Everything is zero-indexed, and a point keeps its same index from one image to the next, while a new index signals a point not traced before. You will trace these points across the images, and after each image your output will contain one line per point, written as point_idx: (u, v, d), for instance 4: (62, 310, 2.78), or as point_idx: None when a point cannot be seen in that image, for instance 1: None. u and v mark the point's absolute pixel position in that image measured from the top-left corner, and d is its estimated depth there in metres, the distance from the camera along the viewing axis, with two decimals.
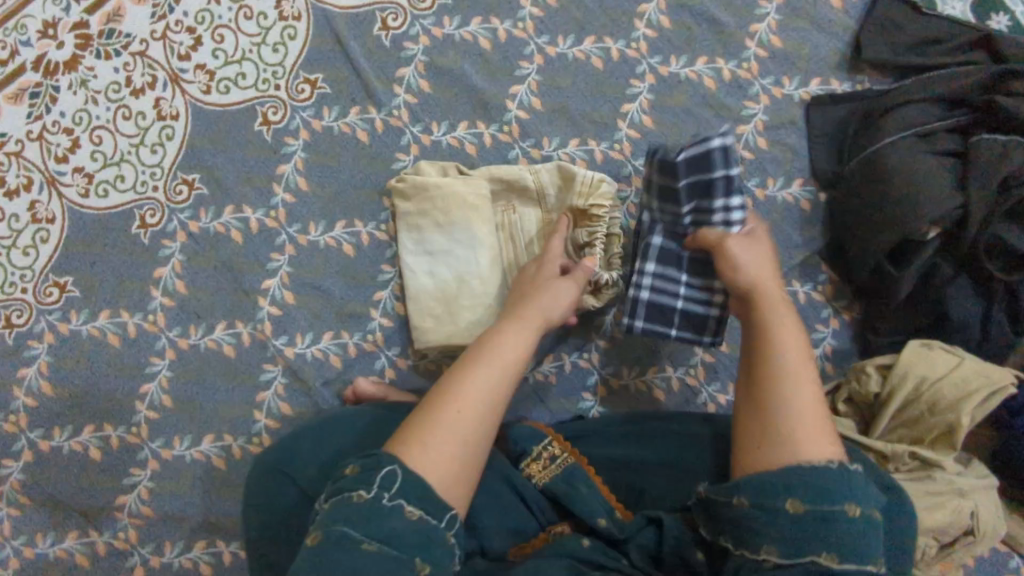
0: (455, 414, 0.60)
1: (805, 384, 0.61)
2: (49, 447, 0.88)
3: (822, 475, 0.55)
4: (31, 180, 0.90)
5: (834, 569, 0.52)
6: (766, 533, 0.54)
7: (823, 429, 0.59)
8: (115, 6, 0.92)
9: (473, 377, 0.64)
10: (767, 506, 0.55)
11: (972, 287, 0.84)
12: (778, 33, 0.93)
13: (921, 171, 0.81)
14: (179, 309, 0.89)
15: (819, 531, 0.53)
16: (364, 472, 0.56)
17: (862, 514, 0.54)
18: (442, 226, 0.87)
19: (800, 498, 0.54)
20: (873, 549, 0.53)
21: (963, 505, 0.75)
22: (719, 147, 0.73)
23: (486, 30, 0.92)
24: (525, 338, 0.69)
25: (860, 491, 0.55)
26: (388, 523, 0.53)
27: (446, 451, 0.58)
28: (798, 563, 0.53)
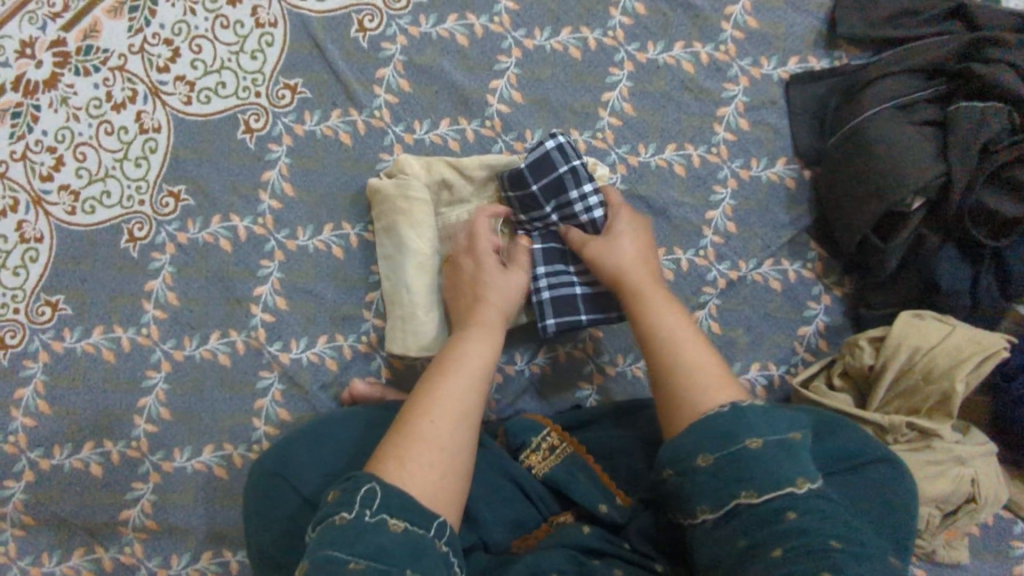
0: (431, 423, 0.63)
1: (689, 349, 0.68)
2: (50, 466, 0.88)
3: (713, 421, 0.60)
4: (17, 201, 0.91)
5: (759, 504, 0.55)
6: (695, 495, 0.58)
7: (717, 380, 0.65)
8: (92, 23, 0.92)
9: (444, 386, 0.66)
10: (686, 470, 0.58)
11: (960, 254, 0.84)
12: (753, 13, 0.94)
13: (902, 142, 0.82)
14: (172, 321, 0.90)
15: (732, 475, 0.56)
16: (343, 495, 0.56)
17: (769, 442, 0.57)
18: (387, 232, 0.87)
19: (709, 451, 0.58)
20: (790, 470, 0.55)
21: (963, 472, 0.77)
22: (554, 147, 0.82)
23: (463, 27, 0.93)
24: (491, 344, 0.72)
25: (757, 420, 0.59)
26: (374, 539, 0.52)
27: (427, 461, 0.60)
28: (728, 510, 0.56)
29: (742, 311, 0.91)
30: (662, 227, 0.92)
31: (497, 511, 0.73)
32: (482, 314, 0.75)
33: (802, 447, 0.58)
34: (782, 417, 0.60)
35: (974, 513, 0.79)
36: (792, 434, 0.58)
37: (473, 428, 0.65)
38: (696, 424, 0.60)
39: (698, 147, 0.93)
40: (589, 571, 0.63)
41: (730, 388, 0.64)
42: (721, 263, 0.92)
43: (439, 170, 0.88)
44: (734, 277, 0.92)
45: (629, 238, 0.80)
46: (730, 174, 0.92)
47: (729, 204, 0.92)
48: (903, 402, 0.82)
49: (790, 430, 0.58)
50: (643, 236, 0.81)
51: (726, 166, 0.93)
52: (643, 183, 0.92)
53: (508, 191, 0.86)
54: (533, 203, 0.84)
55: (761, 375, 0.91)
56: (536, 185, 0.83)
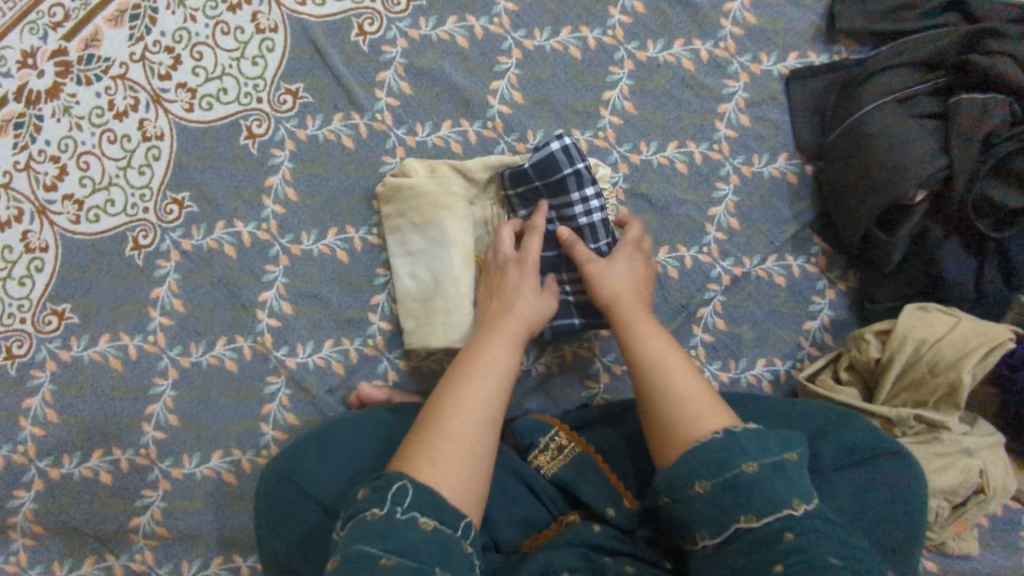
0: (460, 424, 0.62)
1: (680, 375, 0.67)
2: (59, 475, 0.88)
3: (707, 447, 0.58)
4: (21, 211, 0.91)
5: (756, 528, 0.54)
6: (694, 521, 0.57)
7: (711, 407, 0.63)
8: (92, 32, 0.92)
9: (472, 386, 0.66)
10: (682, 497, 0.58)
11: (963, 246, 0.84)
12: (751, 10, 0.94)
13: (904, 135, 0.82)
14: (179, 327, 0.90)
15: (731, 500, 0.55)
16: (375, 493, 0.56)
17: (762, 466, 0.56)
18: (420, 228, 0.87)
19: (707, 478, 0.57)
20: (785, 491, 0.55)
21: (971, 463, 0.78)
22: (559, 148, 0.81)
23: (462, 29, 0.93)
24: (515, 349, 0.72)
25: (750, 445, 0.57)
26: (405, 536, 0.53)
27: (453, 461, 0.60)
28: (727, 535, 0.55)
29: (747, 307, 0.92)
30: (665, 225, 0.92)
31: (507, 510, 0.73)
32: (506, 318, 0.74)
33: (796, 467, 0.57)
34: (774, 436, 0.59)
35: (984, 504, 0.80)
36: (787, 455, 0.57)
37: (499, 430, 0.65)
38: (692, 449, 0.59)
39: (700, 144, 0.93)
40: (600, 570, 0.62)
41: (724, 415, 0.62)
42: (725, 259, 0.92)
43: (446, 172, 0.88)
44: (738, 273, 0.92)
45: (627, 266, 0.80)
46: (731, 171, 0.92)
47: (732, 200, 0.92)
48: (910, 395, 0.82)
49: (783, 451, 0.58)
50: (646, 275, 0.81)
51: (728, 162, 0.93)
52: (646, 181, 0.92)
53: (509, 187, 0.87)
54: (535, 198, 0.85)
55: (767, 370, 0.91)
56: (541, 181, 0.83)
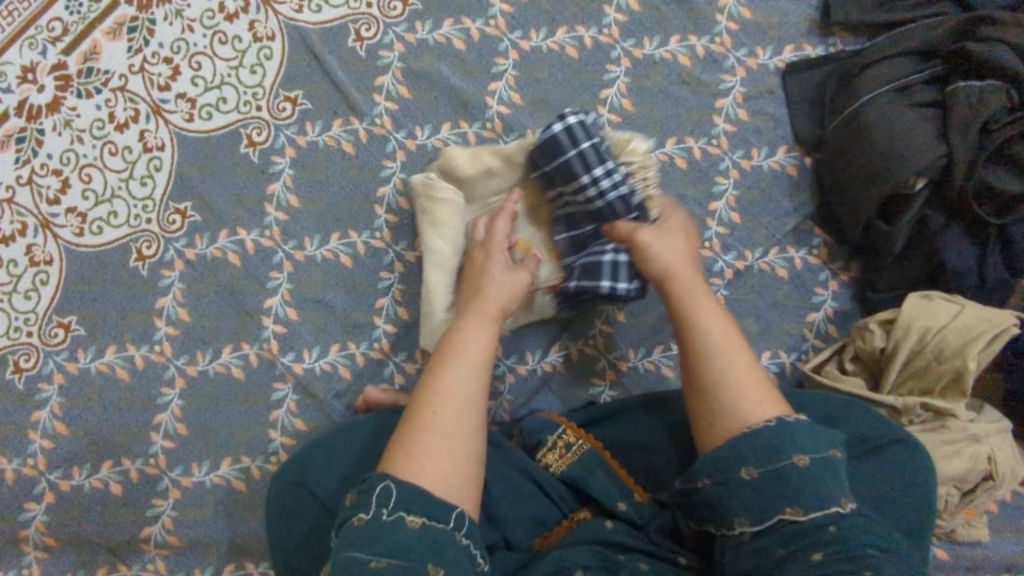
0: (436, 416, 0.62)
1: (736, 356, 0.65)
2: (69, 487, 0.89)
3: (757, 434, 0.58)
4: (25, 225, 0.91)
5: (801, 520, 0.54)
6: (737, 508, 0.57)
7: (761, 390, 0.63)
8: (91, 45, 0.93)
9: (449, 373, 0.65)
10: (727, 481, 0.57)
11: (965, 234, 0.85)
12: (746, 5, 0.95)
13: (901, 125, 0.82)
14: (185, 337, 0.90)
15: (776, 491, 0.55)
16: (361, 497, 0.56)
17: (811, 459, 0.56)
18: (424, 231, 0.87)
19: (753, 464, 0.57)
20: (832, 487, 0.55)
21: (979, 449, 0.78)
22: (562, 130, 0.80)
23: (459, 32, 0.93)
24: (490, 331, 0.71)
25: (800, 435, 0.57)
26: (393, 537, 0.53)
27: (436, 452, 0.59)
28: (768, 526, 0.55)
29: (751, 300, 0.92)
30: None
31: (517, 509, 0.73)
32: (480, 303, 0.74)
33: (841, 465, 0.57)
34: (824, 433, 0.59)
35: (992, 490, 0.80)
36: (834, 452, 0.57)
37: (479, 412, 0.64)
38: (740, 437, 0.59)
39: (699, 140, 0.93)
40: (615, 568, 0.63)
41: (777, 400, 0.62)
42: (727, 253, 0.92)
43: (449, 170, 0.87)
44: (741, 267, 0.92)
45: (683, 245, 0.78)
46: (730, 165, 0.93)
47: (732, 194, 0.93)
48: (916, 383, 0.82)
49: (830, 447, 0.58)
50: (690, 242, 0.79)
51: (727, 157, 0.93)
52: None
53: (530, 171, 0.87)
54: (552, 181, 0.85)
55: (773, 362, 0.91)
56: (549, 165, 0.83)
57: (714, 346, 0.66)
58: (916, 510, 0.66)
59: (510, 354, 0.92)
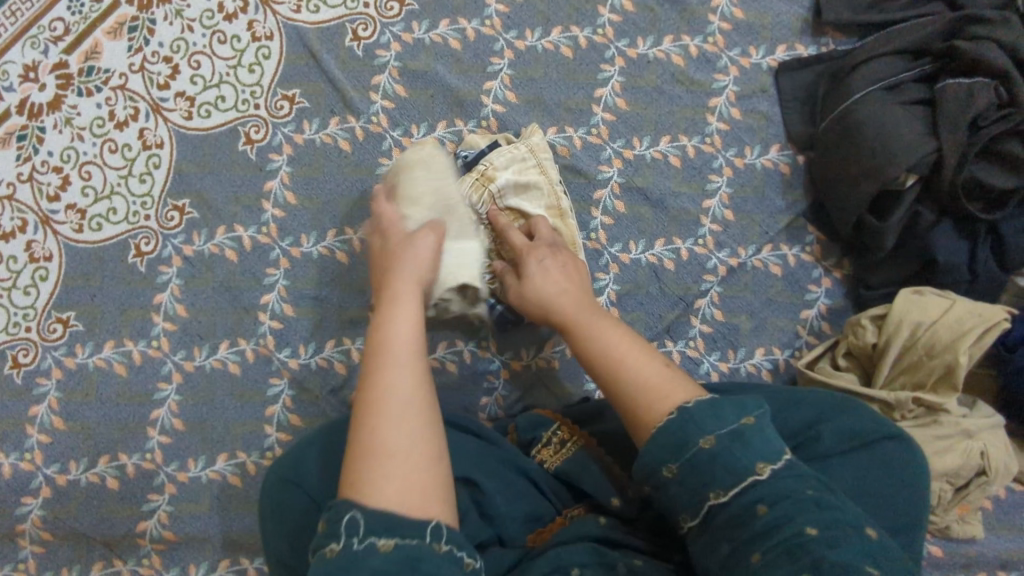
0: (393, 430, 0.57)
1: (633, 367, 0.65)
2: (66, 481, 0.89)
3: (663, 431, 0.58)
4: (25, 222, 0.92)
5: (727, 502, 0.54)
6: (675, 507, 0.57)
7: (671, 382, 0.63)
8: (92, 44, 0.94)
9: (388, 381, 0.59)
10: (659, 484, 0.57)
11: (956, 230, 0.85)
12: (739, 5, 0.96)
13: (892, 122, 0.83)
14: (182, 332, 0.91)
15: (697, 481, 0.55)
16: (329, 527, 0.52)
17: (717, 438, 0.55)
18: None
19: (671, 460, 0.56)
20: (749, 461, 0.54)
21: (972, 445, 0.78)
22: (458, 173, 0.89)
23: (455, 32, 0.94)
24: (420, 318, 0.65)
25: (731, 409, 0.57)
26: (366, 565, 0.49)
27: (390, 472, 0.55)
28: (705, 514, 0.55)
29: (743, 297, 0.92)
30: (660, 218, 0.93)
31: (511, 504, 0.73)
32: (403, 286, 0.68)
33: (759, 430, 0.56)
34: (731, 404, 0.58)
35: (986, 486, 0.80)
36: (746, 421, 0.56)
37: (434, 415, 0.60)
38: (652, 437, 0.58)
39: (692, 138, 0.94)
40: (609, 561, 0.63)
41: (680, 390, 0.61)
42: (721, 250, 0.93)
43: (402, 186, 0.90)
44: (734, 264, 0.93)
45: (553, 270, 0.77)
46: (723, 163, 0.94)
47: (726, 191, 0.93)
48: (908, 378, 0.82)
49: (740, 417, 0.57)
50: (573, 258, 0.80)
51: (720, 155, 0.94)
52: (640, 175, 0.93)
53: None
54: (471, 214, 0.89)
55: (766, 359, 0.92)
56: None
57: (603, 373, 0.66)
58: (904, 507, 0.66)
59: (505, 350, 0.93)
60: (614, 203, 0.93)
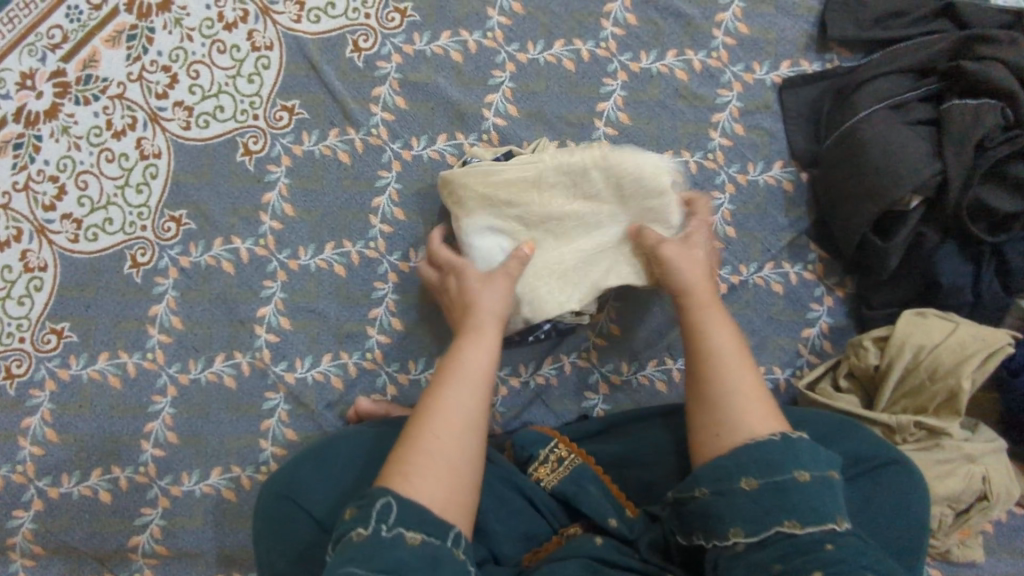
0: (434, 438, 0.61)
1: (736, 378, 0.65)
2: (58, 494, 0.88)
3: (761, 447, 0.58)
4: (20, 231, 0.91)
5: (799, 534, 0.53)
6: (729, 516, 0.56)
7: (767, 408, 0.63)
8: (90, 53, 0.93)
9: (451, 396, 0.64)
10: (725, 490, 0.57)
11: (959, 252, 0.84)
12: (743, 20, 0.95)
13: (896, 142, 0.82)
14: (178, 345, 0.90)
15: (773, 503, 0.55)
16: (360, 511, 0.55)
17: (813, 477, 0.56)
18: (486, 201, 0.79)
19: (752, 475, 0.57)
20: (830, 506, 0.54)
21: (973, 470, 0.77)
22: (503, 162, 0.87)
23: (456, 43, 0.94)
24: (487, 351, 0.70)
25: (824, 457, 0.58)
26: (394, 553, 0.52)
27: (434, 474, 0.59)
28: (765, 539, 0.54)
29: (745, 315, 0.92)
30: None
31: (507, 522, 0.73)
32: (482, 320, 0.73)
33: (840, 487, 0.57)
34: (825, 454, 0.58)
35: (987, 511, 0.79)
36: (834, 473, 0.57)
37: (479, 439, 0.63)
38: (744, 447, 0.59)
39: (695, 154, 0.93)
40: None
41: (781, 419, 0.62)
42: (722, 268, 0.92)
43: (480, 170, 0.80)
44: (736, 281, 0.92)
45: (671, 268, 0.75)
46: (726, 179, 0.93)
47: (728, 208, 0.93)
48: (910, 401, 0.81)
49: (832, 469, 0.57)
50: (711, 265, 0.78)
51: (723, 171, 0.93)
52: None
53: None
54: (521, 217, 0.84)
55: (766, 378, 0.91)
56: None
57: (693, 382, 0.67)
58: (905, 535, 0.65)
59: (503, 366, 0.92)
60: None
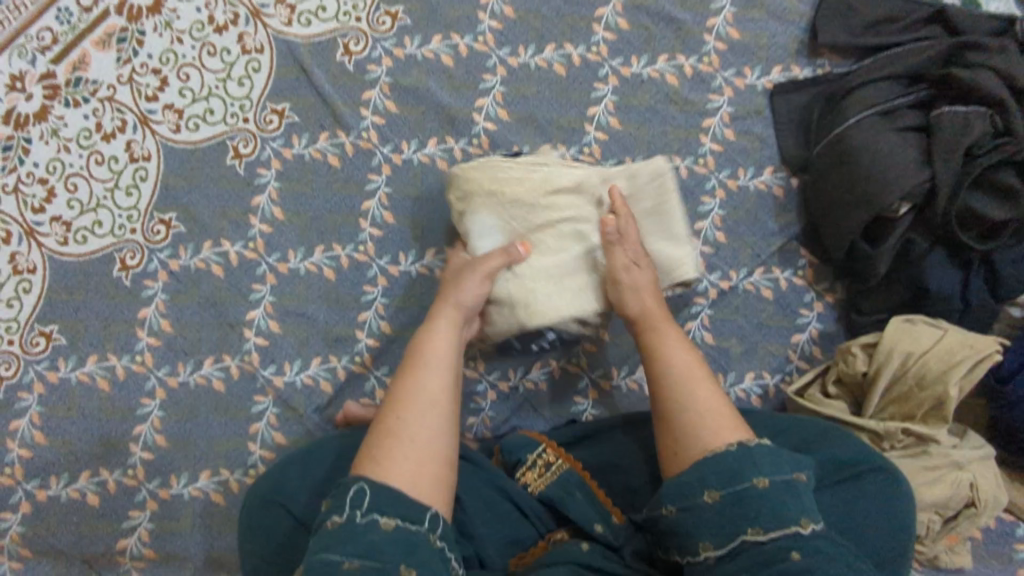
0: (401, 422, 0.65)
1: (695, 390, 0.67)
2: (46, 497, 0.88)
3: (717, 458, 0.60)
4: (10, 233, 0.91)
5: (762, 541, 0.55)
6: (697, 531, 0.58)
7: (725, 417, 0.65)
8: (80, 55, 0.93)
9: (416, 380, 0.68)
10: (690, 506, 0.58)
11: (947, 259, 0.84)
12: (735, 25, 0.95)
13: (885, 148, 0.82)
14: (166, 348, 0.90)
15: (738, 513, 0.56)
16: (335, 501, 0.59)
17: (773, 482, 0.57)
18: (491, 199, 0.79)
19: (714, 487, 0.58)
20: (792, 509, 0.55)
21: (962, 477, 0.77)
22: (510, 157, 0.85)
23: (447, 47, 0.94)
24: (450, 335, 0.73)
25: (788, 460, 0.59)
26: (366, 538, 0.56)
27: (402, 454, 0.63)
28: (734, 547, 0.56)
29: (735, 320, 0.92)
30: None
31: (492, 527, 0.73)
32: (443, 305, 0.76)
33: (807, 488, 0.58)
34: (788, 456, 0.60)
35: (975, 518, 0.78)
36: (798, 475, 0.58)
37: (447, 417, 0.66)
38: (700, 463, 0.61)
39: (685, 159, 0.93)
40: None
41: (741, 426, 0.64)
42: (712, 273, 0.92)
43: (489, 168, 0.80)
44: (725, 287, 0.92)
45: (626, 286, 0.77)
46: (716, 184, 0.93)
47: (718, 214, 0.93)
48: (898, 408, 0.81)
49: (795, 470, 0.59)
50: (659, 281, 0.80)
51: (713, 176, 0.93)
52: None
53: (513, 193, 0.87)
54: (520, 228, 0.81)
55: (756, 384, 0.91)
56: None
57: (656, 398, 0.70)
58: (891, 541, 0.65)
59: (492, 370, 0.92)
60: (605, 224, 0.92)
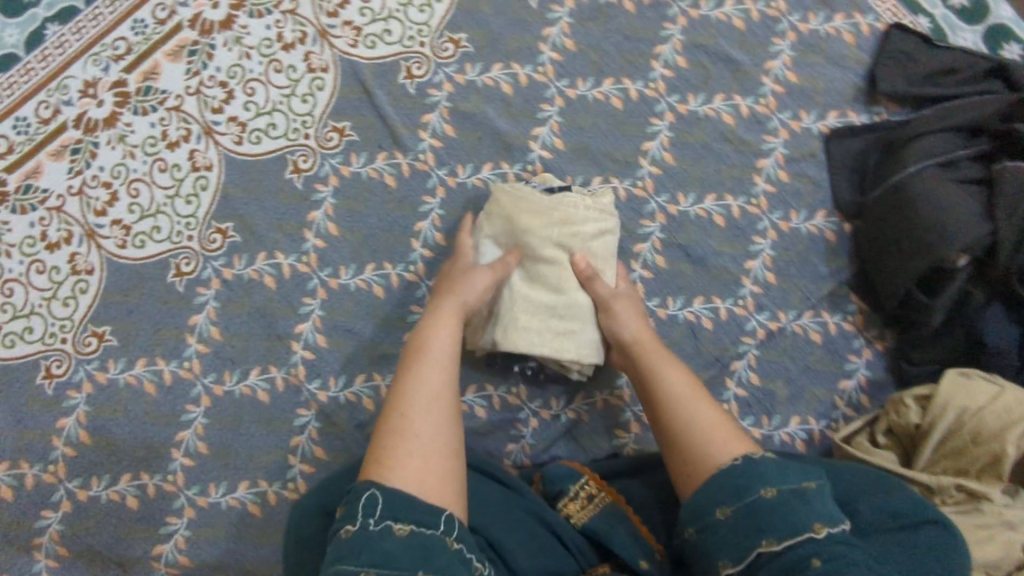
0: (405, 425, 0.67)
1: (701, 410, 0.72)
2: (86, 497, 0.89)
3: (732, 473, 0.64)
4: (71, 233, 0.93)
5: (776, 551, 0.58)
6: (717, 550, 0.62)
7: (730, 434, 0.70)
8: (152, 65, 0.96)
9: (417, 385, 0.71)
10: (708, 525, 0.63)
11: (1006, 313, 0.83)
12: (792, 69, 0.96)
13: (945, 200, 0.82)
14: (214, 355, 0.91)
15: (750, 525, 0.60)
16: (348, 510, 0.60)
17: (779, 492, 0.61)
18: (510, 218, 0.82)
19: (726, 503, 0.63)
20: (803, 518, 0.59)
21: (1016, 537, 0.72)
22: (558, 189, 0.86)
23: (507, 76, 0.95)
24: (449, 341, 0.75)
25: (795, 474, 0.63)
26: (381, 546, 0.56)
27: (408, 456, 0.65)
28: (752, 561, 0.59)
29: (782, 362, 0.91)
30: (700, 275, 0.92)
31: (535, 561, 0.70)
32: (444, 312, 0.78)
33: (818, 494, 0.61)
34: (796, 468, 0.63)
35: None
36: (807, 483, 0.62)
37: (449, 420, 0.69)
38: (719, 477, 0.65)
39: (738, 198, 0.93)
40: None
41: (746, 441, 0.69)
42: (760, 313, 0.91)
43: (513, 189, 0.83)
44: (774, 328, 0.91)
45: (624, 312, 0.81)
46: (767, 225, 0.93)
47: (769, 254, 0.92)
48: (950, 463, 0.79)
49: (803, 480, 0.62)
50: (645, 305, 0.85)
51: (766, 217, 0.93)
52: (683, 231, 0.93)
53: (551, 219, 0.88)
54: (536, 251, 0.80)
55: (801, 429, 0.90)
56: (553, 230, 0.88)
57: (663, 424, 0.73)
58: None
59: (535, 398, 0.91)
60: (654, 257, 0.92)
